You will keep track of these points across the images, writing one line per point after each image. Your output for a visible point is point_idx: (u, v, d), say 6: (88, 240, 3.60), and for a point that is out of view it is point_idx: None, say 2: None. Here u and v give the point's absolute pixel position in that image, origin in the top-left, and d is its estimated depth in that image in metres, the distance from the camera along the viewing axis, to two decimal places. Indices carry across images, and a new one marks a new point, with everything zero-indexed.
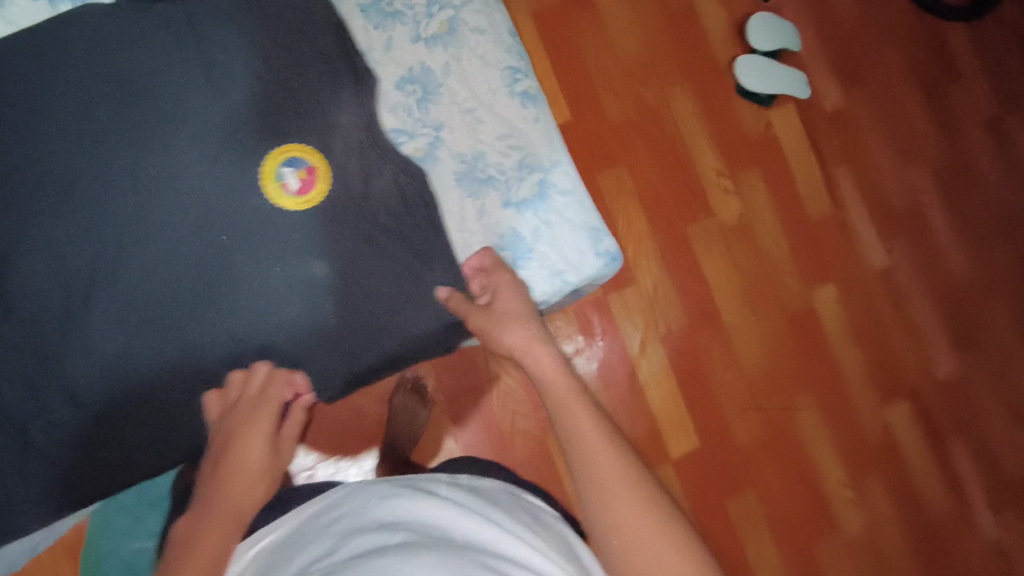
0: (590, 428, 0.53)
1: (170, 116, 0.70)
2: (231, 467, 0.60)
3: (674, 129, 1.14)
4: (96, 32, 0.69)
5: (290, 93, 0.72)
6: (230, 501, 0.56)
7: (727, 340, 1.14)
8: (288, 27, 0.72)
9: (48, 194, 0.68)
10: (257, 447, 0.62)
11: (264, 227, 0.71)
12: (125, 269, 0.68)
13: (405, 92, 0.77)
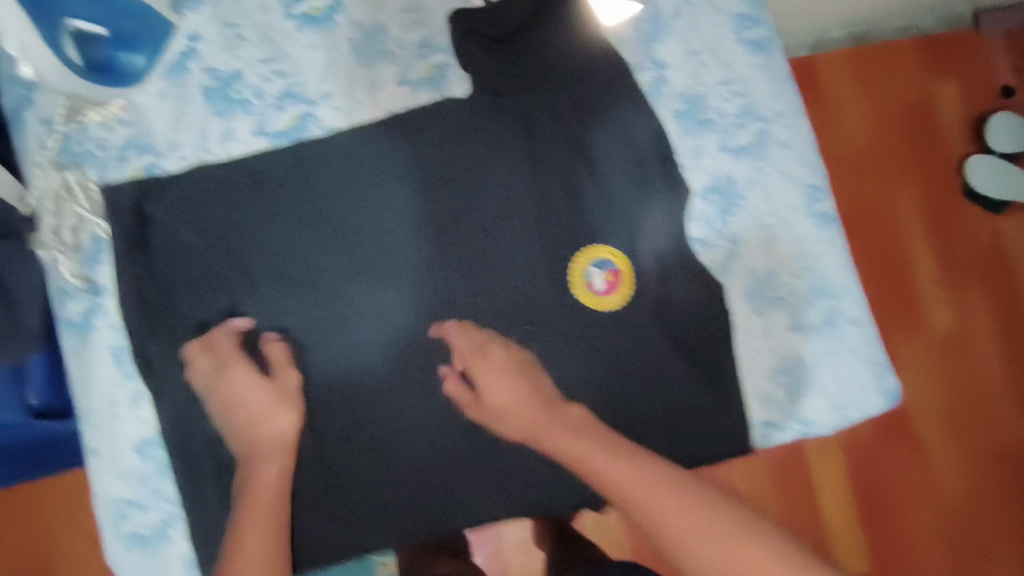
0: (585, 454, 0.57)
1: (482, 212, 0.71)
2: (229, 400, 0.63)
3: (895, 235, 1.09)
4: (373, 94, 0.71)
5: (605, 195, 0.74)
6: (263, 435, 0.62)
7: (930, 458, 1.04)
8: (611, 132, 0.73)
9: (345, 269, 0.69)
10: (241, 377, 0.63)
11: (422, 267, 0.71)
12: (415, 350, 0.70)
13: (708, 201, 0.75)
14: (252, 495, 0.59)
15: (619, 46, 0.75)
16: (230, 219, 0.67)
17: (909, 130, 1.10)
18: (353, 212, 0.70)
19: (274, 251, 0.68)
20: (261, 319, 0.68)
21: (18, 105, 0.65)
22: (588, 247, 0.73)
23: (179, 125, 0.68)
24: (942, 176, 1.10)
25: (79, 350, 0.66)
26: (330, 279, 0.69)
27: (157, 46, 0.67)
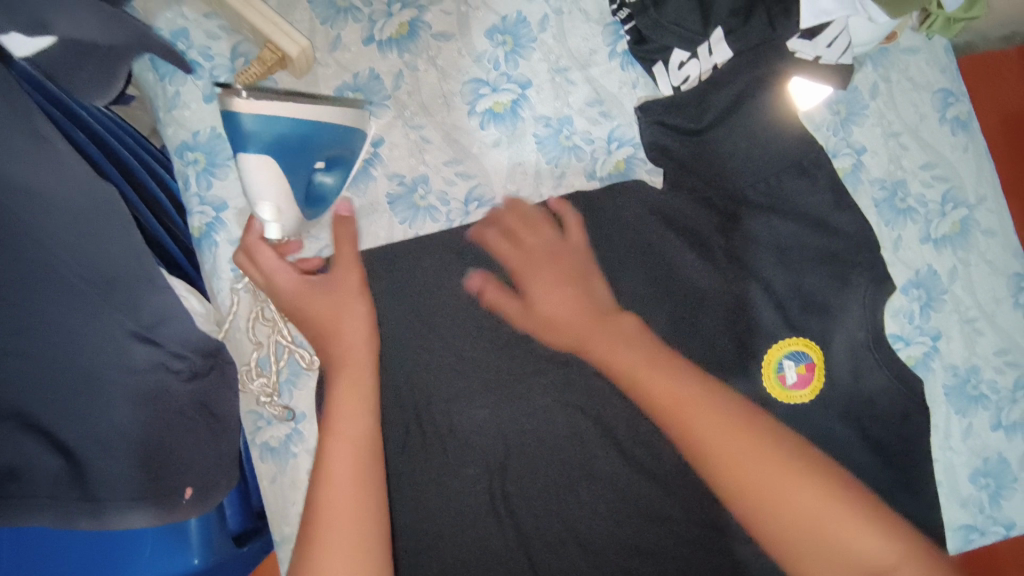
0: (675, 401, 0.54)
1: (675, 306, 0.69)
2: (296, 308, 0.59)
3: None
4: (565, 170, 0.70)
5: (798, 289, 0.70)
6: (330, 339, 0.58)
7: None
8: (801, 223, 0.70)
9: (542, 376, 0.67)
10: (317, 300, 0.59)
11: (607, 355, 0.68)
12: (611, 453, 0.66)
13: (910, 296, 0.71)
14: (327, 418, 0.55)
15: (813, 129, 0.72)
16: (431, 324, 0.67)
17: None
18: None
19: (470, 342, 0.67)
20: (458, 426, 0.67)
21: (206, 229, 0.64)
22: (782, 337, 0.69)
23: (366, 236, 0.68)
24: None
25: (277, 471, 0.65)
26: (525, 384, 0.67)
27: (349, 166, 0.66)
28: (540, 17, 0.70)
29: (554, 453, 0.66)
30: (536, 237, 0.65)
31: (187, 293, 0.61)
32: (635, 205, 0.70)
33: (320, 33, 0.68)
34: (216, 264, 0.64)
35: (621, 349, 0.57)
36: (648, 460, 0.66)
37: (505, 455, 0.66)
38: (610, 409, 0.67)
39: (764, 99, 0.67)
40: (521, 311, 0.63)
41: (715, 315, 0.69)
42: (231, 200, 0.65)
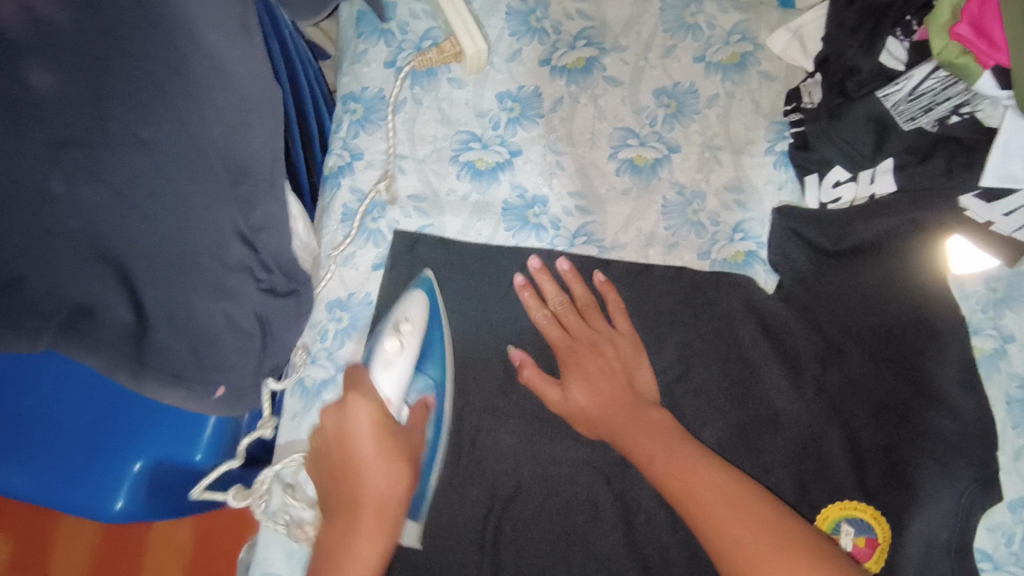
0: (676, 478, 0.55)
1: (740, 415, 0.65)
2: (343, 463, 0.55)
3: None
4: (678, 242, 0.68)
5: (890, 455, 0.61)
6: (369, 495, 0.53)
7: None
8: (913, 388, 0.62)
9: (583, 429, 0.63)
10: (369, 450, 0.55)
11: None
12: (618, 535, 0.61)
13: (1017, 516, 0.61)
14: (357, 507, 0.53)
15: (960, 296, 0.66)
16: (494, 332, 0.67)
17: None
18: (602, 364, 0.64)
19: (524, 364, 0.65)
20: (479, 443, 0.64)
21: (338, 170, 0.70)
22: (853, 499, 0.62)
23: (470, 229, 0.69)
24: None
25: (300, 410, 0.66)
26: (561, 428, 0.64)
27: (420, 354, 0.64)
28: (710, 94, 0.72)
29: (561, 510, 0.62)
30: (582, 323, 0.66)
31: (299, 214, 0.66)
32: (734, 302, 0.67)
33: (505, 42, 0.73)
34: (333, 202, 0.69)
35: (643, 439, 0.58)
36: (653, 558, 0.61)
37: (512, 487, 0.63)
38: (637, 489, 0.63)
39: (917, 247, 0.62)
40: (556, 398, 0.63)
41: (784, 442, 0.64)
42: (368, 154, 0.70)
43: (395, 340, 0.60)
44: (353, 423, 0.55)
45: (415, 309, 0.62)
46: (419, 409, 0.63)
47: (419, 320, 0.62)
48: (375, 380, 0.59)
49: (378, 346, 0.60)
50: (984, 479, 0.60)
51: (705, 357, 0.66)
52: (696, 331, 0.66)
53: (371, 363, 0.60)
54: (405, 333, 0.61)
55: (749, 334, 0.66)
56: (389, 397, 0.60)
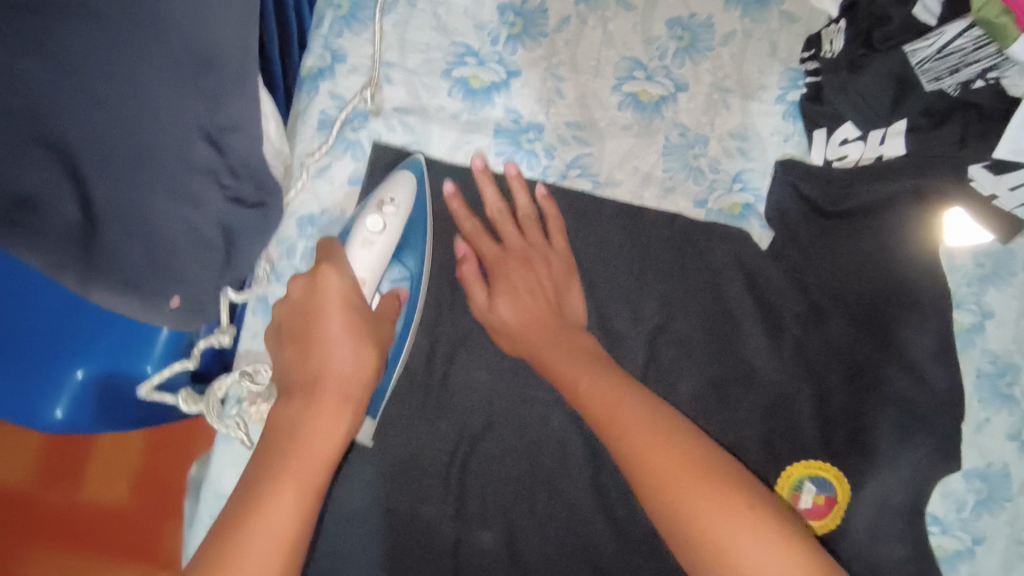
0: (622, 419, 0.50)
1: (718, 370, 0.64)
2: (308, 336, 0.51)
3: None
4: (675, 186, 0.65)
5: (855, 418, 0.63)
6: (332, 377, 0.49)
7: None
8: (886, 354, 0.63)
9: None
10: (338, 327, 0.51)
11: None
12: (584, 479, 0.62)
13: (969, 485, 0.64)
14: (320, 380, 0.49)
15: (947, 267, 0.65)
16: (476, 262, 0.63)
17: None
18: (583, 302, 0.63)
19: None
20: (451, 378, 0.62)
21: (316, 72, 0.64)
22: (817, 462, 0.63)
23: (458, 151, 0.64)
24: None
25: None
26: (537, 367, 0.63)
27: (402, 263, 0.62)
28: (726, 31, 0.67)
29: (529, 448, 0.62)
30: (518, 233, 0.63)
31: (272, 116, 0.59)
32: (725, 254, 0.64)
33: None
34: (308, 106, 0.63)
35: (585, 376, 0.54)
36: (617, 502, 0.61)
37: (482, 423, 0.62)
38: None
39: (916, 218, 0.60)
40: (481, 304, 0.61)
41: (757, 399, 0.64)
42: (353, 58, 0.64)
43: (376, 218, 0.57)
44: (326, 288, 0.52)
45: (403, 188, 0.59)
46: (387, 300, 0.59)
47: (403, 204, 0.59)
48: (350, 257, 0.56)
49: (358, 220, 0.57)
50: (945, 447, 0.62)
51: (691, 307, 0.64)
52: (682, 281, 0.64)
53: (349, 240, 0.57)
54: (388, 213, 0.57)
55: (736, 288, 0.64)
56: (363, 276, 0.56)
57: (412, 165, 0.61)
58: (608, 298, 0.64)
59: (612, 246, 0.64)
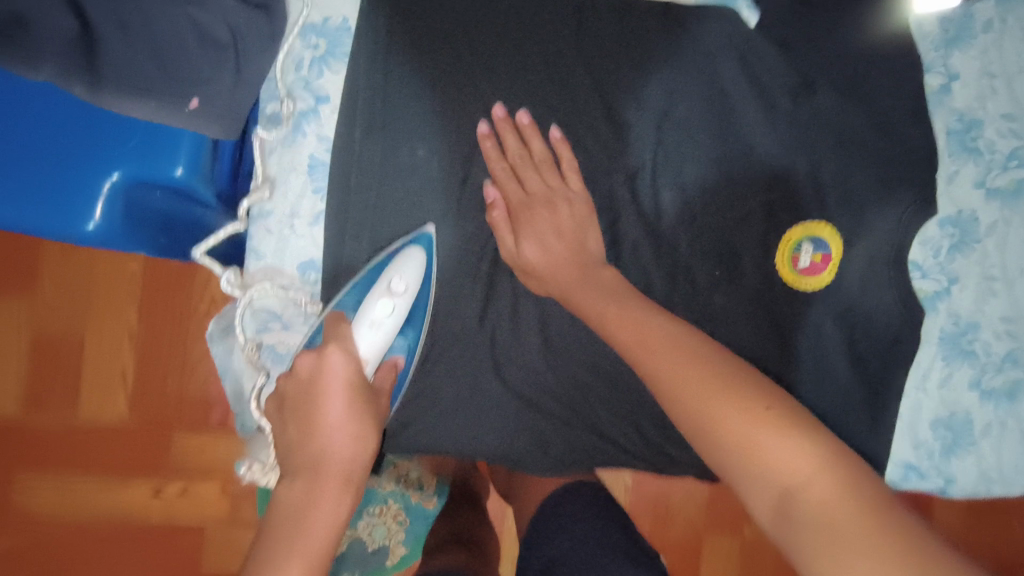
0: (641, 346, 0.52)
1: (721, 151, 0.68)
2: (311, 417, 0.53)
3: None
4: None
5: (843, 182, 0.69)
6: (332, 464, 0.51)
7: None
8: (869, 121, 0.68)
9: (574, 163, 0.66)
10: (338, 412, 0.53)
11: (612, 181, 0.67)
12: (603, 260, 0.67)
13: (943, 232, 0.70)
14: (315, 474, 0.51)
15: (917, 35, 0.71)
16: (481, 59, 0.65)
17: None
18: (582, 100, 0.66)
19: (511, 95, 0.65)
20: (472, 180, 0.65)
21: None
22: (810, 224, 0.69)
23: None
24: None
25: (279, 146, 0.62)
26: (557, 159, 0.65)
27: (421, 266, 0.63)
28: None
29: None
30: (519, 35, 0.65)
31: None
32: (717, 38, 0.68)
33: None
34: None
35: (632, 329, 0.53)
36: (636, 280, 0.68)
37: None
38: (626, 218, 0.68)
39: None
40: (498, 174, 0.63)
41: (755, 173, 0.69)
42: None
43: (386, 303, 0.59)
44: (327, 386, 0.54)
45: (410, 270, 0.61)
46: (391, 367, 0.61)
47: (412, 283, 0.61)
48: (356, 337, 0.59)
49: (365, 307, 0.59)
50: (917, 196, 0.69)
51: (687, 93, 0.68)
52: (677, 68, 0.68)
53: (357, 318, 0.60)
54: (396, 291, 0.60)
55: (728, 72, 0.68)
56: (366, 357, 0.59)
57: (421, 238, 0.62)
58: (614, 87, 0.67)
59: (609, 36, 0.67)
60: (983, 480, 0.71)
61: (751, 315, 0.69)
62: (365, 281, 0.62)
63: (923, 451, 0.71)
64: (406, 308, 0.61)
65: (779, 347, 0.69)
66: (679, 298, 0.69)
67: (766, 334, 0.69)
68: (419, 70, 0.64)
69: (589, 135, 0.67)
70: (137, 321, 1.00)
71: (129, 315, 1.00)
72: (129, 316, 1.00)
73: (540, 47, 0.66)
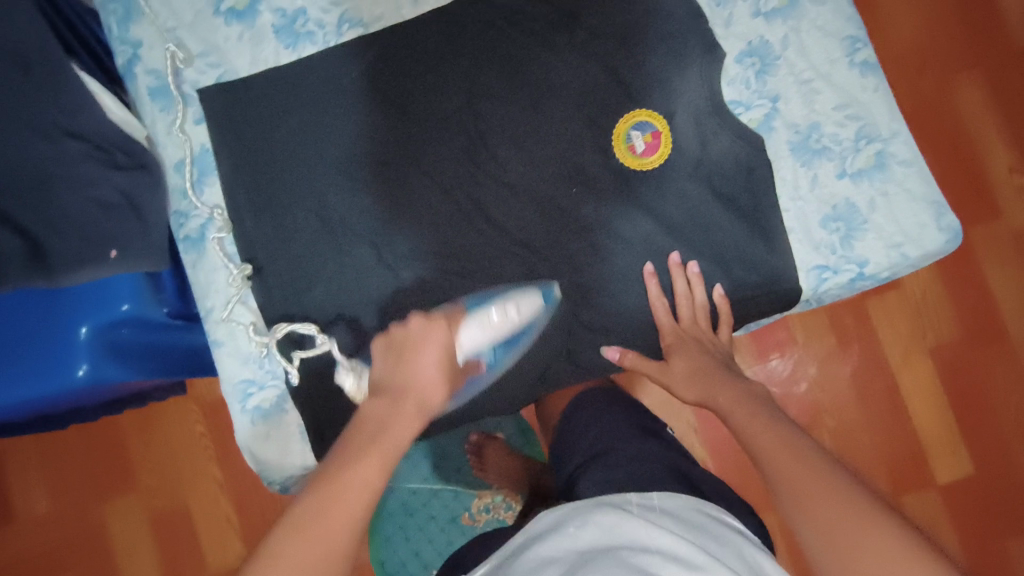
0: (749, 429, 0.62)
1: (534, 91, 0.78)
2: (405, 363, 0.63)
3: (968, 119, 1.16)
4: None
5: (642, 70, 0.78)
6: (418, 386, 0.61)
7: (985, 356, 1.14)
8: (637, 13, 0.78)
9: (422, 164, 0.78)
10: (431, 365, 0.63)
11: (454, 162, 0.78)
12: (481, 225, 0.78)
13: (744, 66, 0.79)
14: (381, 429, 0.57)
15: None
16: (305, 121, 0.78)
17: (978, 14, 1.18)
18: (404, 110, 0.78)
19: (354, 134, 0.78)
20: (346, 214, 0.77)
21: (129, 64, 0.79)
22: (628, 113, 0.78)
23: (259, 61, 0.80)
24: (998, 48, 1.17)
25: (197, 257, 0.79)
26: (401, 167, 0.77)
27: (515, 338, 0.74)
28: None
29: (430, 224, 0.77)
30: (328, 92, 0.78)
31: (150, 106, 0.79)
32: (485, 13, 0.79)
33: None
34: (137, 93, 0.80)
35: (755, 423, 0.62)
36: (517, 227, 0.78)
37: (381, 231, 0.77)
38: (484, 182, 0.78)
39: None
40: (393, 215, 0.77)
41: (573, 101, 0.78)
42: (145, 41, 0.79)
43: (500, 312, 0.72)
44: (428, 340, 0.65)
45: (528, 303, 0.74)
46: (472, 368, 0.71)
47: (523, 314, 0.74)
48: (465, 329, 0.69)
49: (483, 310, 0.71)
50: (708, 52, 0.77)
51: (482, 68, 0.78)
52: (465, 53, 0.79)
53: (471, 314, 0.71)
54: (508, 316, 0.72)
55: (502, 36, 0.79)
56: (466, 349, 0.69)
57: (546, 293, 0.76)
58: (421, 91, 0.78)
59: (400, 60, 0.79)
60: (894, 249, 0.75)
61: (626, 209, 0.78)
62: (486, 299, 0.74)
63: (823, 250, 0.77)
64: (509, 330, 0.73)
65: (657, 225, 0.78)
66: (564, 226, 0.78)
67: (642, 218, 0.78)
68: (271, 154, 0.78)
69: (424, 138, 0.78)
70: (220, 470, 1.15)
71: (212, 469, 1.14)
72: (215, 468, 1.15)
73: (353, 89, 0.78)
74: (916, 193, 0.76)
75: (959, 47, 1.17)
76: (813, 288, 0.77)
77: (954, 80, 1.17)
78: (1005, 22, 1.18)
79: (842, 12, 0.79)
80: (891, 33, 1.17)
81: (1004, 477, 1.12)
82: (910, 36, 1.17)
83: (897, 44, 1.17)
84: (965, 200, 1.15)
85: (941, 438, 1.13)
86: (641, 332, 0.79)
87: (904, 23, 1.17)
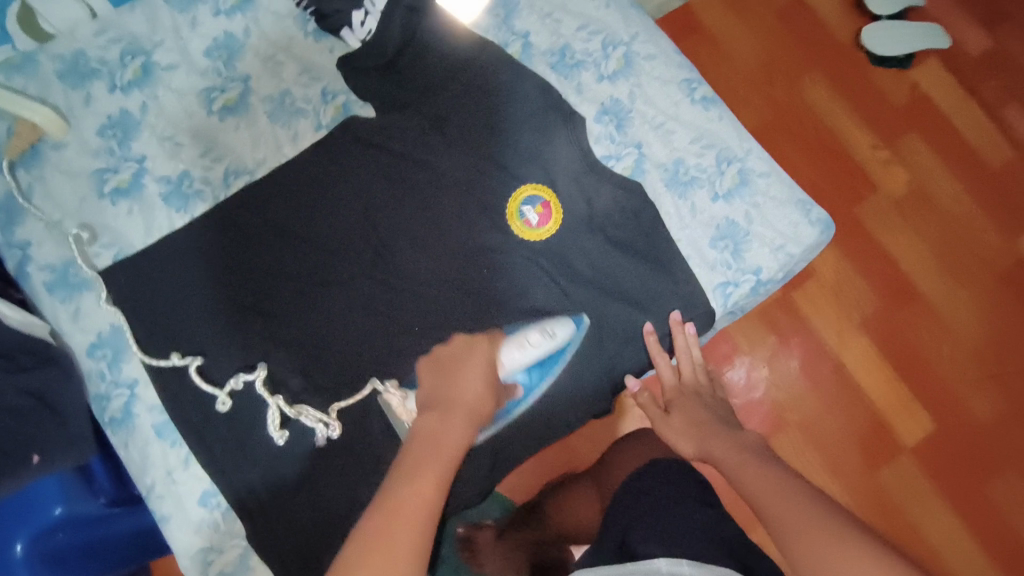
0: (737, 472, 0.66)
1: (424, 192, 0.83)
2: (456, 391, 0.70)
3: (815, 116, 1.30)
4: (306, 134, 0.87)
5: (517, 149, 0.84)
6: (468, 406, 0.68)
7: (902, 316, 1.22)
8: (498, 100, 0.85)
9: (337, 284, 0.80)
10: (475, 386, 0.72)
11: (366, 277, 0.81)
12: (407, 327, 0.80)
13: (604, 124, 0.88)
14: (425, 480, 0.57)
15: (484, 32, 0.90)
16: (211, 273, 0.80)
17: (797, 26, 1.34)
18: (307, 239, 0.81)
19: (269, 272, 0.80)
20: (274, 352, 0.78)
21: (22, 265, 0.80)
22: (514, 188, 0.84)
23: (153, 231, 0.82)
24: (821, 50, 1.33)
25: (128, 436, 0.77)
26: (316, 291, 0.80)
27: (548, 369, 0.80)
28: (242, 29, 0.88)
29: (358, 338, 0.79)
30: (227, 240, 0.81)
31: (51, 300, 0.79)
32: (360, 132, 0.84)
33: (71, 95, 0.84)
34: (35, 290, 0.80)
35: (744, 467, 0.66)
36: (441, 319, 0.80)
37: (312, 357, 0.78)
38: (400, 286, 0.81)
39: (430, 35, 0.85)
40: (320, 340, 0.79)
41: (464, 193, 0.84)
42: (34, 239, 0.80)
43: (537, 334, 0.79)
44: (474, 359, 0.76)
45: (563, 329, 0.80)
46: (509, 391, 0.78)
47: (560, 338, 0.80)
48: (506, 352, 0.78)
49: (522, 332, 0.79)
50: (568, 120, 0.85)
51: (372, 183, 0.83)
52: (351, 173, 0.83)
53: (510, 335, 0.79)
54: (546, 340, 0.79)
55: (382, 149, 0.84)
56: (506, 367, 0.77)
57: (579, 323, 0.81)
58: (321, 217, 0.82)
59: (292, 195, 0.82)
60: (780, 251, 0.82)
61: (538, 276, 0.82)
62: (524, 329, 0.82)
63: (719, 268, 0.83)
64: (549, 351, 0.79)
65: (570, 283, 0.82)
66: (486, 305, 0.81)
67: (555, 280, 0.82)
68: (187, 313, 0.79)
69: (332, 260, 0.81)
70: None
71: None
72: None
73: (252, 231, 0.81)
74: (783, 197, 0.84)
75: (788, 58, 1.32)
76: (723, 304, 0.83)
77: (792, 86, 1.31)
78: (818, 27, 1.34)
79: (673, 59, 0.89)
80: (726, 61, 1.31)
81: (958, 423, 1.18)
82: (745, 59, 1.32)
83: (735, 69, 1.31)
84: (837, 184, 1.27)
85: (891, 403, 1.19)
86: (584, 386, 0.82)
87: (735, 50, 1.32)
